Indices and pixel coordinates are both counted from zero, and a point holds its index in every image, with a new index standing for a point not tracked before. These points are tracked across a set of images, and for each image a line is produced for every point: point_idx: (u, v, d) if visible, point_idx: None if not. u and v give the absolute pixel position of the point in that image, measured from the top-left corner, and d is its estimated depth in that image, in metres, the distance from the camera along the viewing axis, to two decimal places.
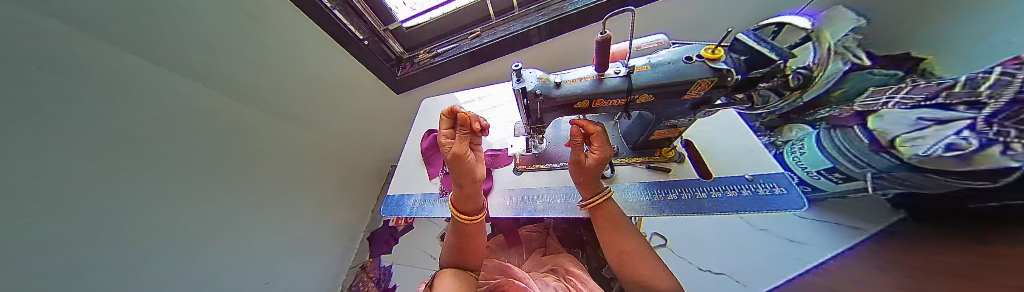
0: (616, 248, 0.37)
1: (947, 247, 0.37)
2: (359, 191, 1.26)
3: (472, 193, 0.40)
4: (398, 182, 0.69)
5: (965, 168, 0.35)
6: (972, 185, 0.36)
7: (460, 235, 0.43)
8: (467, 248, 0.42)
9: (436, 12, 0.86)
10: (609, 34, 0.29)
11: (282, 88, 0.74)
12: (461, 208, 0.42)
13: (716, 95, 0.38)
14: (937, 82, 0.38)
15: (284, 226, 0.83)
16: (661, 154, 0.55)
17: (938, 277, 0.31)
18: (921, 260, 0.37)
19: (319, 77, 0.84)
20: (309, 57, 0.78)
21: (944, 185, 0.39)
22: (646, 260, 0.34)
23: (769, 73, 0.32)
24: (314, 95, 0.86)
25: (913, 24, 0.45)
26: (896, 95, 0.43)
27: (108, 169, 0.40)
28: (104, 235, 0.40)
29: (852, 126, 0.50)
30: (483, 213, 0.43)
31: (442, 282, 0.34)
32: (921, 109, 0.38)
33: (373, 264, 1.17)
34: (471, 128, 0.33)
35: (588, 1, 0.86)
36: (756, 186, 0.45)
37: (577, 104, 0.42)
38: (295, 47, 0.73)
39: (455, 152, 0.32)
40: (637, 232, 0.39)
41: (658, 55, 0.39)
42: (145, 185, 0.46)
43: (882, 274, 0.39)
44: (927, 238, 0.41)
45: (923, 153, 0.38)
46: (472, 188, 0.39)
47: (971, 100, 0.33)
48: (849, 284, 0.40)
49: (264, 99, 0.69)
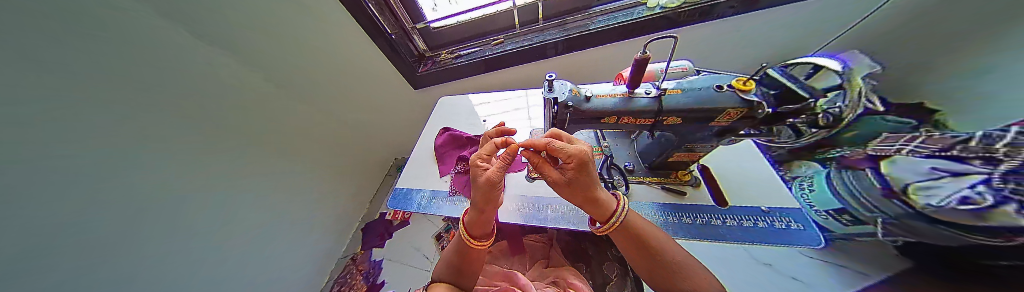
0: (645, 263, 0.34)
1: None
2: (358, 178, 1.29)
3: (488, 221, 0.37)
4: (408, 174, 0.70)
5: (974, 223, 0.32)
6: (991, 242, 0.32)
7: (461, 256, 0.39)
8: (466, 269, 0.39)
9: (464, 16, 0.90)
10: (648, 54, 0.31)
11: (292, 60, 0.77)
12: (472, 232, 0.38)
13: (742, 125, 0.39)
14: (949, 135, 0.37)
15: None
16: (676, 177, 0.57)
17: None
18: None
19: (328, 67, 0.85)
20: (322, 48, 0.80)
21: (961, 240, 0.35)
22: (648, 258, 0.33)
23: (798, 110, 0.34)
24: (321, 86, 0.89)
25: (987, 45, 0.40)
26: (909, 143, 0.40)
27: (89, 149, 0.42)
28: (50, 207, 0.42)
29: (864, 169, 0.47)
30: (491, 238, 0.40)
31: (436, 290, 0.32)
32: (934, 160, 0.36)
33: (362, 257, 1.18)
34: (507, 156, 0.32)
35: (613, 21, 0.88)
36: (772, 219, 0.48)
37: (605, 119, 0.43)
38: (320, 28, 0.75)
39: (488, 178, 0.31)
40: (640, 245, 0.33)
41: (688, 80, 0.40)
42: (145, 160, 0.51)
43: None
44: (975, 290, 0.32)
45: (938, 204, 0.35)
46: (490, 212, 0.36)
47: (987, 155, 0.31)
48: None
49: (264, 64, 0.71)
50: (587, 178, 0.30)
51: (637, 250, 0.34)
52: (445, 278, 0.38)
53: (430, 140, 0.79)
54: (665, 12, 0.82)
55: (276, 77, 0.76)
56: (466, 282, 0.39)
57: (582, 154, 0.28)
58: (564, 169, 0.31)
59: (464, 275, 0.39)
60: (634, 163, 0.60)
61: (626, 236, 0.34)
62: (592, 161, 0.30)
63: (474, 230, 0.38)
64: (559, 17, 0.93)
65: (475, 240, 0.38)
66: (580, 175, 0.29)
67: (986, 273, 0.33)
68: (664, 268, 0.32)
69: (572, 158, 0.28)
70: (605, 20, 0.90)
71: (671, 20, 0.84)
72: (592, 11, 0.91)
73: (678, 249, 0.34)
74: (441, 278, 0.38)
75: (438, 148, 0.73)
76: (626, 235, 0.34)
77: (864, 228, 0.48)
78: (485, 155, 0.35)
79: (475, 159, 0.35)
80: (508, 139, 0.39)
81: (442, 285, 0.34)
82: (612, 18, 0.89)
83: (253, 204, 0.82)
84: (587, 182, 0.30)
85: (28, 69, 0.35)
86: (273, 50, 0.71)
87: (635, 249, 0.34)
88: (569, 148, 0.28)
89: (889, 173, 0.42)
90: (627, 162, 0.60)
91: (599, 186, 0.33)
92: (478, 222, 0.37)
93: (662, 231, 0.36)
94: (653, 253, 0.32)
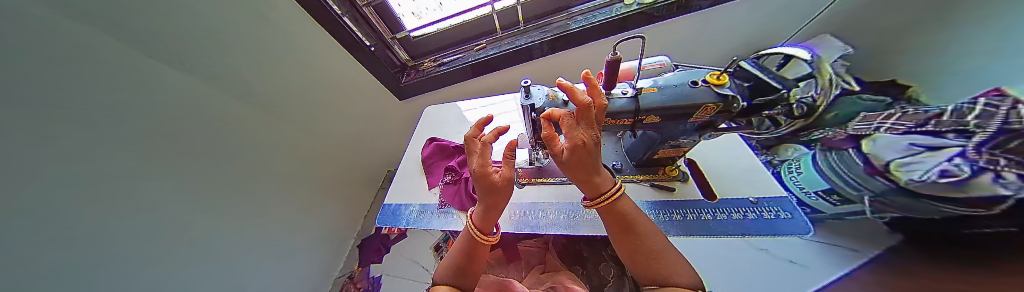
0: (629, 248, 0.33)
1: (991, 261, 0.28)
2: (347, 193, 1.26)
3: (496, 215, 0.37)
4: (396, 189, 0.68)
5: (956, 194, 0.32)
6: (969, 211, 0.32)
7: (467, 256, 0.37)
8: (468, 269, 0.37)
9: (443, 24, 0.89)
10: (619, 55, 0.31)
11: (272, 77, 0.75)
12: (481, 226, 0.38)
13: (720, 119, 0.39)
14: (923, 110, 0.38)
15: (256, 229, 0.82)
16: (664, 172, 0.58)
17: (992, 276, 0.25)
18: (980, 273, 0.27)
19: (300, 70, 0.81)
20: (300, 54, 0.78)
21: (934, 210, 0.36)
22: (629, 236, 0.33)
23: (774, 100, 0.34)
24: (296, 92, 0.84)
25: (946, 24, 0.43)
26: (886, 121, 0.42)
27: (50, 178, 0.40)
28: (45, 245, 0.41)
29: (847, 150, 0.47)
30: (495, 235, 0.40)
31: None
32: (911, 136, 0.37)
33: (361, 274, 1.15)
34: (512, 150, 0.33)
35: (593, 20, 0.88)
36: (761, 210, 0.49)
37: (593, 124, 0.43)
38: (290, 41, 0.73)
39: (501, 176, 0.34)
40: (628, 224, 0.34)
41: (664, 78, 0.40)
42: (114, 185, 0.49)
43: (937, 276, 0.30)
44: (973, 259, 0.30)
45: (918, 178, 0.36)
46: (499, 208, 0.36)
47: (960, 128, 0.32)
48: (915, 279, 0.31)
49: (243, 81, 0.69)
50: (586, 161, 0.31)
51: (622, 229, 0.34)
52: (446, 281, 0.36)
53: (417, 151, 0.78)
54: (643, 8, 0.84)
55: (254, 88, 0.72)
56: (467, 286, 0.37)
57: (575, 135, 0.29)
58: (562, 152, 0.31)
59: (466, 278, 0.37)
60: (622, 161, 0.61)
61: (615, 215, 0.34)
62: (592, 146, 0.30)
63: (484, 224, 0.38)
64: (540, 19, 0.94)
65: (484, 236, 0.38)
66: (575, 158, 0.30)
67: (972, 244, 0.32)
68: (649, 254, 0.31)
69: (568, 140, 0.29)
70: (585, 19, 0.90)
71: (649, 16, 0.85)
72: (572, 11, 0.91)
73: (672, 247, 0.33)
74: (442, 280, 0.36)
75: (426, 159, 0.72)
76: (615, 215, 0.34)
77: (852, 207, 0.46)
78: (487, 158, 0.34)
79: (480, 166, 0.33)
80: (505, 128, 0.36)
81: None
82: (592, 17, 0.90)
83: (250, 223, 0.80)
84: (584, 166, 0.31)
85: (44, 95, 0.38)
86: (243, 56, 0.66)
87: (621, 227, 0.34)
88: (570, 131, 0.29)
89: (871, 151, 0.42)
90: (615, 160, 0.61)
91: (598, 172, 0.33)
92: (488, 217, 0.37)
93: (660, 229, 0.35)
94: (642, 238, 0.33)
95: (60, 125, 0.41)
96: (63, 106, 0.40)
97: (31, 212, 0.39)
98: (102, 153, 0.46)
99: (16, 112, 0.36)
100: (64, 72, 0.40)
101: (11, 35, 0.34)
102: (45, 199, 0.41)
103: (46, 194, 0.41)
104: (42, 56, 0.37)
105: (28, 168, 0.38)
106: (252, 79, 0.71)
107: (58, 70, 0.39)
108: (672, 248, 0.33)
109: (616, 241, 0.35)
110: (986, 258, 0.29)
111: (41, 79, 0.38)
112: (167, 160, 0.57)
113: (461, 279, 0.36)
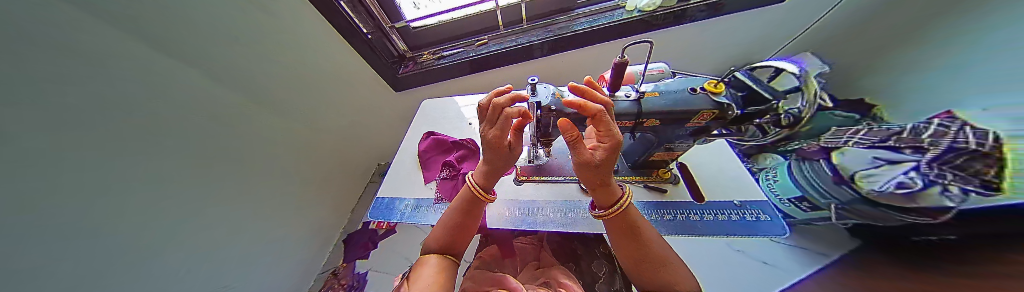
0: (634, 256, 0.34)
1: (939, 264, 0.30)
2: (337, 187, 1.21)
3: (501, 168, 0.37)
4: (389, 184, 0.66)
5: (908, 205, 0.36)
6: (914, 219, 0.37)
7: (466, 214, 0.38)
8: (463, 230, 0.38)
9: (444, 16, 0.87)
10: (626, 58, 0.32)
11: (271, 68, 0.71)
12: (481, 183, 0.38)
13: (714, 125, 0.41)
14: (886, 128, 0.43)
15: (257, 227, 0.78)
16: (657, 175, 0.61)
17: (941, 277, 0.27)
18: (927, 277, 0.29)
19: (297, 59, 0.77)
20: (299, 41, 0.74)
21: (886, 219, 0.41)
22: (636, 244, 0.34)
23: (764, 110, 0.36)
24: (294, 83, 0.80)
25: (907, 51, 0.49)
26: (855, 135, 0.47)
27: (68, 178, 0.38)
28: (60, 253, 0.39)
29: (818, 160, 0.51)
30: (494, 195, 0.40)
31: (423, 272, 0.31)
32: (876, 150, 0.41)
33: (345, 270, 1.10)
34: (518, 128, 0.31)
35: (594, 23, 0.90)
36: (744, 212, 0.51)
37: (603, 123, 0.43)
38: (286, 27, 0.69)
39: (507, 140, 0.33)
40: (634, 232, 0.35)
41: (666, 84, 0.42)
42: (121, 187, 0.46)
43: (895, 280, 0.33)
44: (921, 263, 0.33)
45: (878, 188, 0.40)
46: (505, 168, 0.37)
47: (917, 145, 0.35)
48: (890, 283, 0.32)
49: (246, 72, 0.65)
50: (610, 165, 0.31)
51: (629, 242, 0.35)
52: (439, 247, 0.36)
53: (414, 144, 0.77)
54: (643, 16, 0.86)
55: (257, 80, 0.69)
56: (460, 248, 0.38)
57: (617, 136, 0.28)
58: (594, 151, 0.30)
59: (459, 241, 0.37)
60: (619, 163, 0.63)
61: (624, 225, 0.35)
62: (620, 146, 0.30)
63: (484, 178, 0.37)
64: (542, 19, 0.94)
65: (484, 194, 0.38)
66: (609, 158, 0.30)
67: (920, 249, 0.36)
68: (652, 261, 0.32)
69: (609, 139, 0.28)
70: (587, 22, 0.92)
71: (647, 23, 0.87)
72: (574, 13, 0.93)
73: (671, 251, 0.34)
74: (432, 249, 0.36)
75: (421, 153, 0.71)
76: (623, 224, 0.35)
77: (822, 213, 0.49)
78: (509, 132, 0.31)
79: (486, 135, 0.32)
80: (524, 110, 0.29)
81: (434, 258, 0.34)
82: (593, 20, 0.91)
83: (252, 221, 0.76)
84: (607, 169, 0.32)
85: (65, 92, 0.36)
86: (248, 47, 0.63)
87: (630, 241, 0.35)
88: (608, 130, 0.28)
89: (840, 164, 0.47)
90: None
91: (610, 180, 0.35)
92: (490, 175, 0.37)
93: (661, 237, 0.36)
94: (647, 244, 0.34)
95: (79, 128, 0.38)
96: (82, 106, 0.38)
97: (45, 210, 0.36)
98: (114, 155, 0.44)
99: (44, 112, 0.34)
100: (79, 71, 0.37)
101: (34, 37, 0.33)
102: (65, 200, 0.39)
103: (67, 195, 0.39)
104: (59, 52, 0.35)
105: (40, 162, 0.35)
106: (258, 72, 0.68)
107: (79, 69, 0.38)
108: (669, 250, 0.34)
109: (619, 247, 0.36)
110: (929, 262, 0.32)
111: (60, 74, 0.36)
112: (174, 160, 0.54)
113: (453, 241, 0.37)
